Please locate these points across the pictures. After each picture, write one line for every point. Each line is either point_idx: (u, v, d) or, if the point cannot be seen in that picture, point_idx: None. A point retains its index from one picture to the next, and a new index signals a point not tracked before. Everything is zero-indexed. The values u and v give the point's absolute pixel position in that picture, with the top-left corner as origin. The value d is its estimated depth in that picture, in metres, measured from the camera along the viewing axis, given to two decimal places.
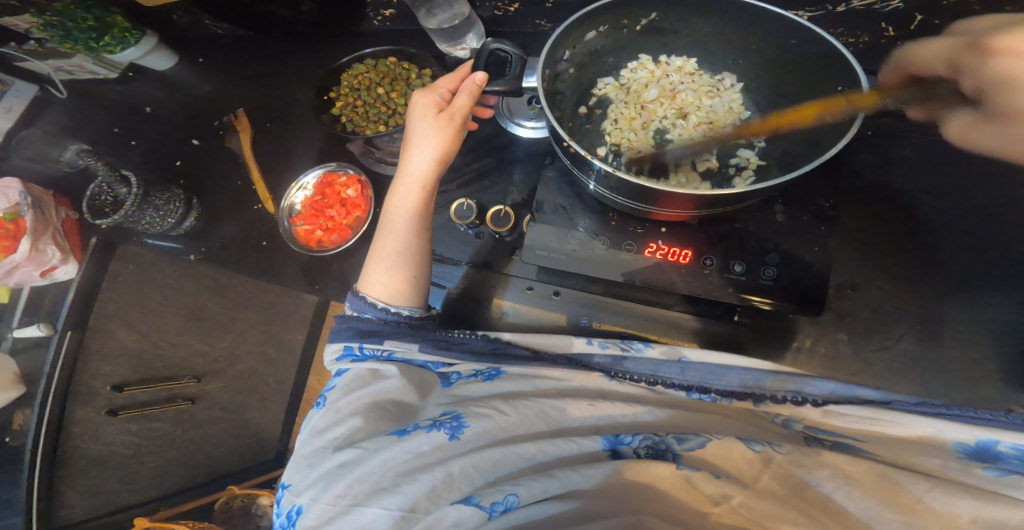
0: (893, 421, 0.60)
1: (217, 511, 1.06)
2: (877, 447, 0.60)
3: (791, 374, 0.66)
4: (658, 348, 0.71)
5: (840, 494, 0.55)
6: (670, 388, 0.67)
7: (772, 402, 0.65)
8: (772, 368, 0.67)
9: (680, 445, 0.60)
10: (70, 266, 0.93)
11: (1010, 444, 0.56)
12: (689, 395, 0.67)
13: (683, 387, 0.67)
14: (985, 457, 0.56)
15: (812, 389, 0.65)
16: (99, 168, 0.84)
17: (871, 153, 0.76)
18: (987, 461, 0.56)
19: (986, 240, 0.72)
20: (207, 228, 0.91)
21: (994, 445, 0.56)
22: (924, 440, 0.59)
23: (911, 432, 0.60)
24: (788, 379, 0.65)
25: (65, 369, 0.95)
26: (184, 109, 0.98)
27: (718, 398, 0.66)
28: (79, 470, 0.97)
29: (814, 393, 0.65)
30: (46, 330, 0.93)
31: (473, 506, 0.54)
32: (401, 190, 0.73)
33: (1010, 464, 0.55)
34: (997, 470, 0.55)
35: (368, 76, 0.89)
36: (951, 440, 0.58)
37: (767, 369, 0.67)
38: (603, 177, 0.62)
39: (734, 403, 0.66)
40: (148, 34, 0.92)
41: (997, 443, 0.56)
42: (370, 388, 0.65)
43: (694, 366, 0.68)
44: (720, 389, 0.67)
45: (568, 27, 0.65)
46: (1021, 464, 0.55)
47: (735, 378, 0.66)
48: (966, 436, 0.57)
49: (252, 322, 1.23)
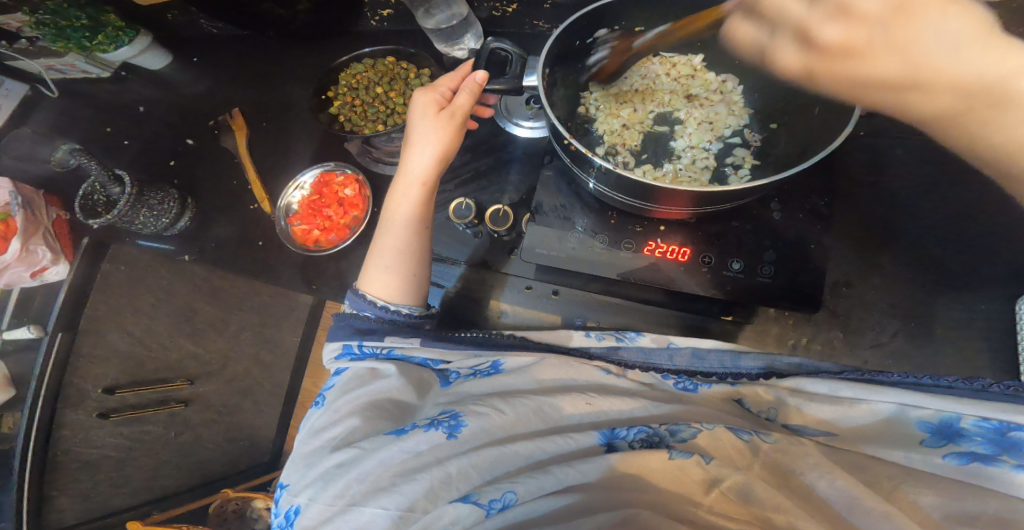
0: (853, 401, 0.60)
1: (212, 513, 1.06)
2: (844, 433, 0.59)
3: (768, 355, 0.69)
4: (649, 337, 0.74)
5: (823, 483, 0.54)
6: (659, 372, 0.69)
7: (747, 381, 0.67)
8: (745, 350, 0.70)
9: (674, 437, 0.60)
10: (62, 267, 0.91)
11: (976, 419, 0.54)
12: (677, 380, 0.68)
13: (672, 372, 0.69)
14: (950, 437, 0.54)
15: (782, 366, 0.67)
16: (93, 166, 0.81)
17: (866, 153, 0.77)
18: (950, 443, 0.54)
19: (977, 237, 0.73)
20: (202, 228, 0.91)
21: (957, 422, 0.54)
22: (887, 422, 0.58)
23: (873, 415, 0.58)
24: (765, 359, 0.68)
25: (54, 372, 0.92)
26: (178, 109, 0.97)
27: (699, 383, 0.68)
28: (70, 474, 0.95)
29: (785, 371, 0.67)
30: (36, 331, 0.91)
31: (472, 504, 0.54)
32: (401, 189, 0.73)
33: (973, 444, 0.53)
34: (958, 457, 0.53)
35: (366, 76, 0.89)
36: (912, 419, 0.56)
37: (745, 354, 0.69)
38: (603, 175, 0.63)
39: (712, 389, 0.67)
40: (141, 33, 0.92)
41: (961, 420, 0.54)
42: (367, 388, 0.65)
43: (680, 351, 0.71)
44: (704, 373, 0.68)
45: (567, 28, 0.66)
46: (987, 442, 0.53)
47: (714, 359, 0.69)
48: (929, 414, 0.56)
49: (246, 323, 1.22)
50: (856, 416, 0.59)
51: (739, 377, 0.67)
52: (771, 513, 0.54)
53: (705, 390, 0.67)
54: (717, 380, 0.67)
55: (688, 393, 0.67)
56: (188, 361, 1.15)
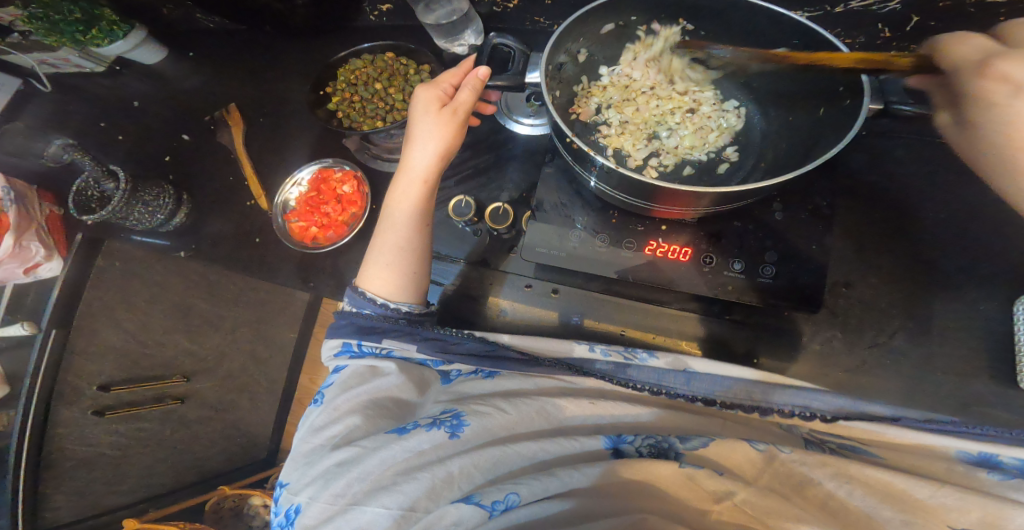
0: (900, 429, 0.63)
1: (207, 511, 1.07)
2: (886, 451, 0.62)
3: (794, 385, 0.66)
4: (662, 358, 0.69)
5: (844, 491, 0.56)
6: (675, 397, 0.66)
7: (778, 415, 0.65)
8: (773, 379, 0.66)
9: (683, 445, 0.60)
10: (55, 263, 0.90)
11: (1013, 456, 0.59)
12: (695, 406, 0.66)
13: (689, 398, 0.66)
14: (990, 466, 0.59)
15: (819, 406, 0.64)
16: (86, 162, 0.82)
17: (866, 153, 0.77)
18: (989, 469, 0.58)
19: (976, 238, 0.73)
20: (198, 225, 0.89)
21: (997, 457, 0.59)
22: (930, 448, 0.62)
23: (920, 441, 0.62)
24: (792, 393, 0.65)
25: (48, 369, 0.90)
26: (174, 103, 0.96)
27: (724, 410, 0.66)
28: (66, 471, 0.96)
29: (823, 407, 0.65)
30: (29, 328, 0.89)
31: (474, 505, 0.54)
32: (402, 185, 0.73)
33: (1011, 473, 0.58)
34: (1000, 475, 0.57)
35: (365, 71, 0.88)
36: (957, 450, 0.61)
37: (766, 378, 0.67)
38: (604, 173, 0.63)
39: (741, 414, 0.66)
40: (137, 27, 0.90)
41: (1001, 455, 0.59)
42: (367, 387, 0.64)
43: (699, 377, 0.67)
44: (726, 401, 0.66)
45: (570, 26, 0.65)
46: (1022, 474, 0.58)
47: (739, 390, 0.66)
48: (971, 445, 0.61)
49: (242, 320, 1.22)
50: (898, 437, 0.63)
51: (770, 410, 0.65)
52: (785, 520, 0.54)
53: (732, 417, 0.66)
54: (740, 411, 0.66)
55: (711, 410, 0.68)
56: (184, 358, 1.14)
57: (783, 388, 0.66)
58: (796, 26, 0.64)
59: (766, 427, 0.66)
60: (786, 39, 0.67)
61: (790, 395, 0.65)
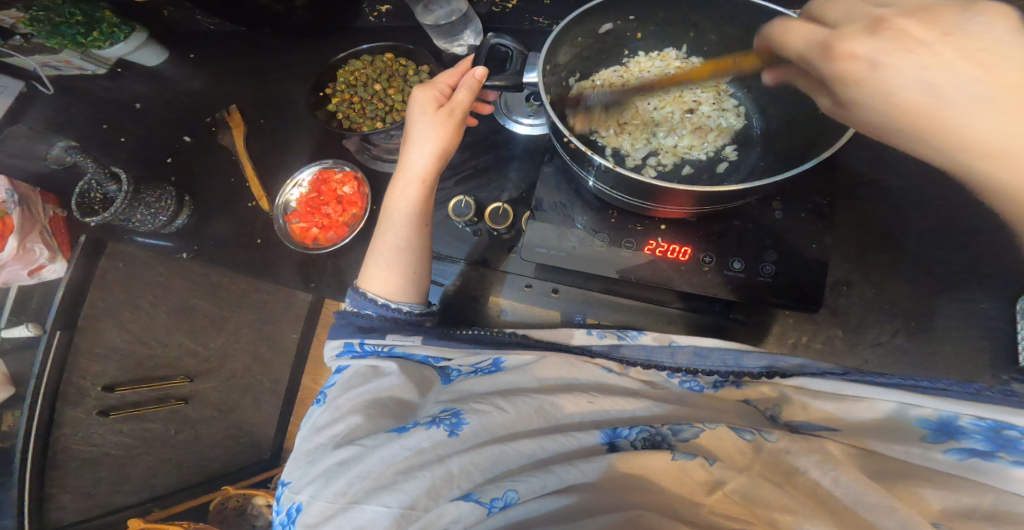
0: (858, 398, 0.61)
1: (212, 511, 1.08)
2: (850, 433, 0.60)
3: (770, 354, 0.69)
4: (651, 335, 0.73)
5: (828, 480, 0.54)
6: (656, 370, 0.69)
7: (751, 380, 0.68)
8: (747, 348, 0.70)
9: (676, 437, 0.60)
10: (59, 265, 0.90)
11: (973, 418, 0.56)
12: (674, 379, 0.68)
13: (673, 370, 0.69)
14: (949, 432, 0.56)
15: (784, 365, 0.67)
16: (87, 165, 0.80)
17: (868, 151, 0.77)
18: (949, 439, 0.56)
19: (978, 236, 0.73)
20: (199, 226, 0.90)
21: (955, 420, 0.57)
22: (891, 419, 0.59)
23: (877, 411, 0.60)
24: (763, 356, 0.68)
25: (54, 369, 0.91)
26: (175, 106, 0.96)
27: (703, 381, 0.68)
28: (71, 470, 0.98)
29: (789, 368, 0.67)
30: (34, 330, 0.89)
31: (473, 503, 0.54)
32: (400, 186, 0.73)
33: (970, 440, 0.55)
34: (957, 452, 0.55)
35: (364, 73, 0.88)
36: (913, 417, 0.58)
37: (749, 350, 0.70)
38: (602, 172, 0.63)
39: (720, 390, 0.68)
40: (137, 29, 0.90)
41: (959, 418, 0.57)
42: (368, 386, 0.64)
43: (682, 350, 0.70)
44: (706, 371, 0.68)
45: (566, 26, 0.65)
46: (984, 438, 0.55)
47: (714, 357, 0.69)
48: (928, 412, 0.58)
49: (245, 320, 1.22)
50: (857, 413, 0.61)
51: (741, 376, 0.68)
52: (775, 513, 0.53)
53: (710, 392, 0.67)
54: (721, 382, 0.68)
55: (694, 394, 0.67)
56: (187, 359, 1.15)
57: (750, 353, 0.69)
58: None
59: (759, 417, 0.64)
60: None
61: (755, 359, 0.68)
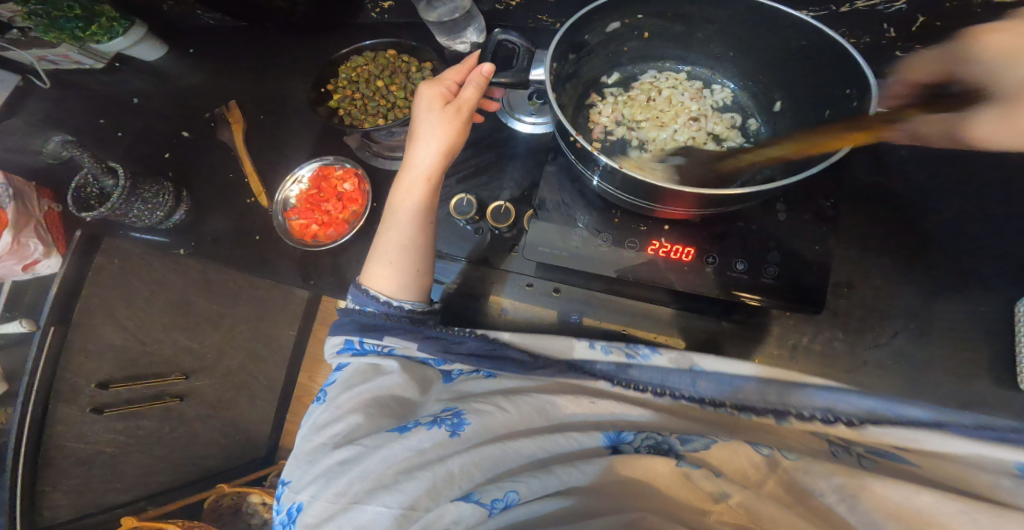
0: (931, 442, 0.61)
1: (207, 509, 1.09)
2: (922, 459, 0.60)
3: (812, 388, 0.68)
4: (667, 356, 0.70)
5: (843, 506, 0.54)
6: (680, 398, 0.68)
7: (795, 417, 0.66)
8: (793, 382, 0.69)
9: (683, 446, 0.60)
10: (54, 260, 0.90)
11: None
12: (704, 406, 0.68)
13: (695, 399, 0.68)
14: None
15: (840, 406, 0.66)
16: (84, 160, 0.79)
17: (870, 154, 0.77)
18: None
19: (978, 240, 0.73)
20: (198, 222, 0.89)
21: None
22: (973, 457, 0.59)
23: (956, 450, 0.60)
24: (807, 393, 0.67)
25: (47, 366, 0.89)
26: (173, 100, 0.95)
27: (734, 411, 0.67)
28: (62, 469, 0.94)
29: (843, 410, 0.66)
30: (28, 326, 0.89)
31: (474, 503, 0.54)
32: (405, 183, 0.72)
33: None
34: None
35: (367, 69, 0.87)
36: (1010, 459, 0.58)
37: (789, 383, 0.69)
38: (608, 173, 0.62)
39: (754, 418, 0.67)
40: (136, 23, 0.90)
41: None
42: (369, 384, 0.64)
43: (706, 375, 0.69)
44: (739, 403, 0.68)
45: (574, 24, 0.65)
46: None
47: (754, 392, 0.68)
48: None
49: (241, 318, 1.22)
50: (931, 451, 0.61)
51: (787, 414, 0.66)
52: (779, 529, 0.53)
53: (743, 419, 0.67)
54: (756, 413, 0.67)
55: (726, 418, 0.67)
56: (183, 356, 1.14)
57: (798, 391, 0.68)
58: (803, 26, 0.63)
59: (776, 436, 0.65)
60: (794, 38, 0.66)
61: (805, 398, 0.67)
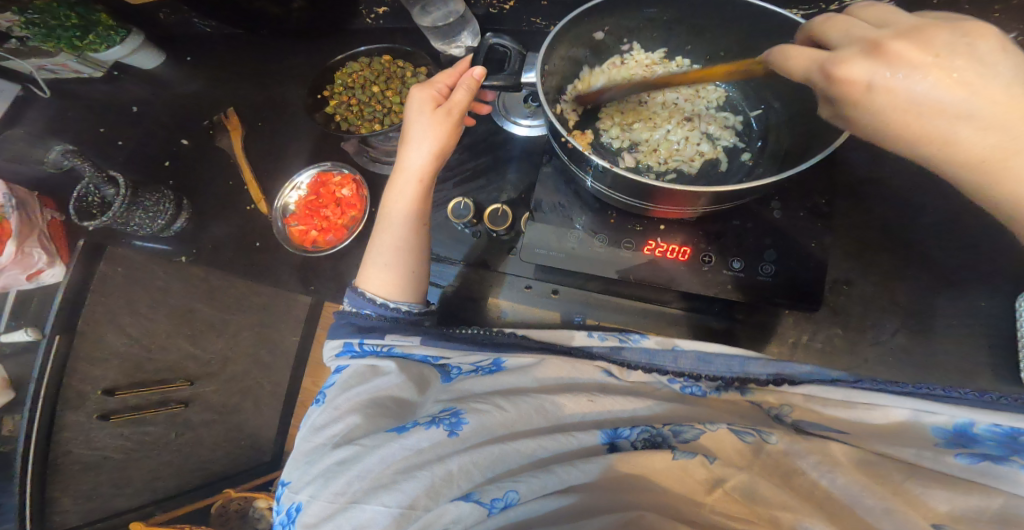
0: (868, 405, 0.62)
1: (214, 514, 1.09)
2: (858, 435, 0.60)
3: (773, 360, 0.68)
4: (653, 339, 0.72)
5: (826, 480, 0.55)
6: (655, 375, 0.68)
7: (757, 387, 0.67)
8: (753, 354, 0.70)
9: (677, 437, 0.60)
10: (57, 269, 0.94)
11: (989, 425, 0.56)
12: (677, 384, 0.68)
13: (675, 376, 0.68)
14: (963, 441, 0.56)
15: (792, 372, 0.67)
16: (85, 167, 0.80)
17: (867, 150, 0.77)
18: (964, 446, 0.56)
19: (979, 235, 0.72)
20: (198, 229, 0.90)
21: (970, 427, 0.57)
22: (902, 426, 0.60)
23: (890, 418, 0.60)
24: (768, 362, 0.68)
25: (54, 370, 0.92)
26: (172, 108, 0.96)
27: (706, 388, 0.68)
28: (70, 476, 0.95)
29: (794, 375, 0.67)
30: (35, 334, 0.92)
31: (473, 503, 0.54)
32: (398, 185, 0.72)
33: (985, 447, 0.55)
34: (969, 456, 0.54)
35: (362, 75, 0.88)
36: (928, 425, 0.58)
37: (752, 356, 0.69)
38: (600, 173, 0.62)
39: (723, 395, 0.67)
40: (134, 32, 0.90)
41: (974, 425, 0.57)
42: (368, 385, 0.64)
43: (682, 354, 0.69)
44: (709, 376, 0.68)
45: (564, 27, 0.65)
46: (998, 446, 0.55)
47: (717, 361, 0.68)
48: (943, 419, 0.58)
49: (245, 324, 1.23)
50: (872, 419, 0.61)
51: (747, 381, 0.67)
52: (775, 510, 0.54)
53: (713, 396, 0.67)
54: (723, 386, 0.68)
55: (697, 398, 0.67)
56: (187, 362, 1.15)
57: (753, 358, 0.68)
58: (791, 26, 0.63)
59: (760, 417, 0.64)
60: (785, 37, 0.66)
61: (758, 364, 0.68)
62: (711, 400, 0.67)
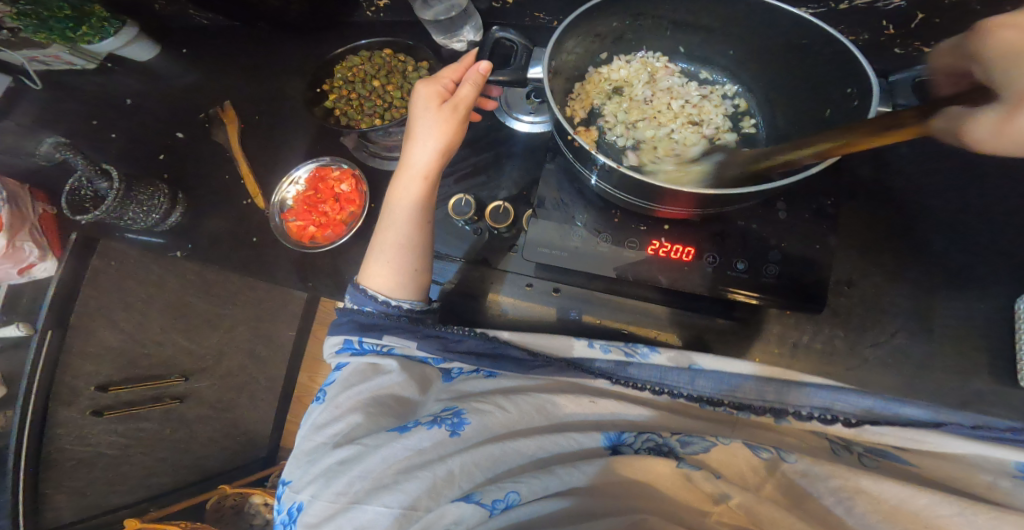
0: (937, 446, 0.62)
1: (210, 510, 1.08)
2: (923, 461, 0.62)
3: (800, 384, 0.67)
4: (665, 355, 0.69)
5: (841, 509, 0.56)
6: (677, 396, 0.67)
7: (795, 418, 0.66)
8: (771, 375, 0.67)
9: (683, 448, 0.61)
10: (49, 263, 0.88)
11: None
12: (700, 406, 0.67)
13: (694, 398, 0.67)
14: None
15: (841, 407, 0.65)
16: (78, 161, 0.77)
17: (870, 151, 0.76)
18: None
19: (978, 236, 0.73)
20: (193, 224, 0.88)
21: None
22: (963, 458, 0.62)
23: (951, 452, 0.62)
24: (801, 391, 0.66)
25: (46, 369, 0.89)
26: (167, 101, 0.94)
27: (732, 410, 0.67)
28: (66, 471, 0.95)
29: (845, 410, 0.65)
30: (26, 330, 0.88)
31: (474, 504, 0.54)
32: (402, 182, 0.71)
33: None
34: None
35: (362, 69, 0.86)
36: (1012, 461, 0.60)
37: (771, 376, 0.67)
38: (606, 172, 0.62)
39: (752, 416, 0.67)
40: (127, 25, 0.88)
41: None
42: (368, 384, 0.64)
43: (705, 375, 0.67)
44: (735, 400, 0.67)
45: (571, 23, 0.64)
46: None
47: (747, 388, 0.67)
48: None
49: (242, 319, 1.22)
50: (924, 451, 0.62)
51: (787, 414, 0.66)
52: (777, 525, 0.54)
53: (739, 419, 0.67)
54: (753, 411, 0.67)
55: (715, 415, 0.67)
56: (182, 358, 1.14)
57: (816, 387, 0.66)
58: (807, 27, 0.62)
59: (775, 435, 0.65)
60: (793, 37, 0.65)
61: (824, 396, 0.66)
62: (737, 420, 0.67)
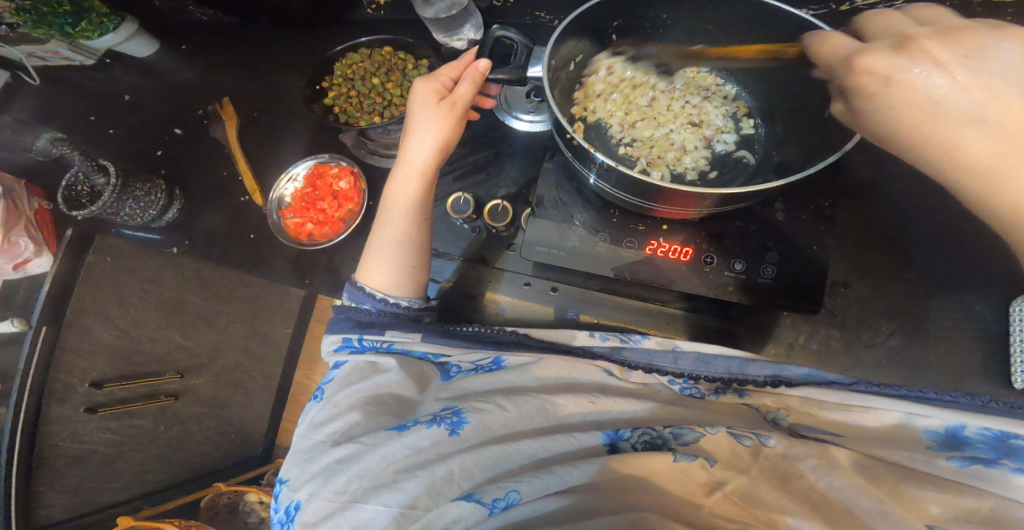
0: (863, 408, 0.63)
1: (204, 508, 1.07)
2: (855, 439, 0.61)
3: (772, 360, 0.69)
4: (653, 340, 0.71)
5: (824, 484, 0.56)
6: (656, 376, 0.69)
7: (754, 390, 0.69)
8: (746, 355, 0.70)
9: (677, 440, 0.61)
10: (45, 258, 0.88)
11: (978, 428, 0.59)
12: (673, 383, 0.69)
13: (673, 376, 0.69)
14: (955, 444, 0.58)
15: (789, 375, 0.68)
16: (75, 157, 0.78)
17: (868, 152, 0.77)
18: (955, 450, 0.58)
19: (974, 238, 0.73)
20: (191, 220, 0.88)
21: (962, 430, 0.59)
22: (895, 428, 0.62)
23: (883, 420, 0.62)
24: (766, 364, 0.68)
25: (41, 365, 0.88)
26: (165, 97, 0.94)
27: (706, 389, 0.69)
28: (57, 469, 0.98)
29: (791, 377, 0.68)
30: (19, 326, 0.88)
31: (474, 503, 0.54)
32: (399, 179, 0.71)
33: (976, 449, 0.57)
34: (960, 460, 0.57)
35: (362, 66, 0.87)
36: (919, 426, 0.61)
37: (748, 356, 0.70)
38: (604, 171, 0.62)
39: (722, 397, 0.69)
40: (127, 20, 0.88)
41: (964, 428, 0.59)
42: (368, 382, 0.64)
43: (685, 356, 0.69)
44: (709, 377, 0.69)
45: (573, 21, 0.64)
46: (988, 448, 0.57)
47: (716, 366, 0.69)
48: (934, 423, 0.61)
49: (237, 315, 1.21)
50: (866, 421, 0.63)
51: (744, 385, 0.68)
52: (774, 514, 0.54)
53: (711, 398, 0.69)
54: (722, 388, 0.69)
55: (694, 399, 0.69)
56: (177, 354, 1.13)
57: (745, 361, 0.69)
58: (809, 29, 0.63)
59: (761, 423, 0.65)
60: (794, 38, 0.66)
61: (752, 366, 0.68)
62: (709, 401, 0.69)
